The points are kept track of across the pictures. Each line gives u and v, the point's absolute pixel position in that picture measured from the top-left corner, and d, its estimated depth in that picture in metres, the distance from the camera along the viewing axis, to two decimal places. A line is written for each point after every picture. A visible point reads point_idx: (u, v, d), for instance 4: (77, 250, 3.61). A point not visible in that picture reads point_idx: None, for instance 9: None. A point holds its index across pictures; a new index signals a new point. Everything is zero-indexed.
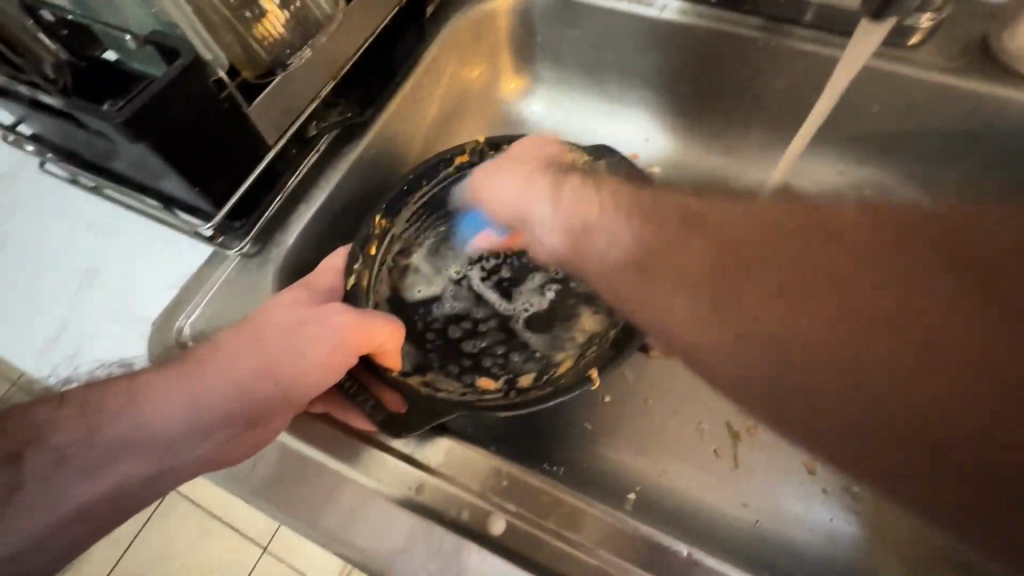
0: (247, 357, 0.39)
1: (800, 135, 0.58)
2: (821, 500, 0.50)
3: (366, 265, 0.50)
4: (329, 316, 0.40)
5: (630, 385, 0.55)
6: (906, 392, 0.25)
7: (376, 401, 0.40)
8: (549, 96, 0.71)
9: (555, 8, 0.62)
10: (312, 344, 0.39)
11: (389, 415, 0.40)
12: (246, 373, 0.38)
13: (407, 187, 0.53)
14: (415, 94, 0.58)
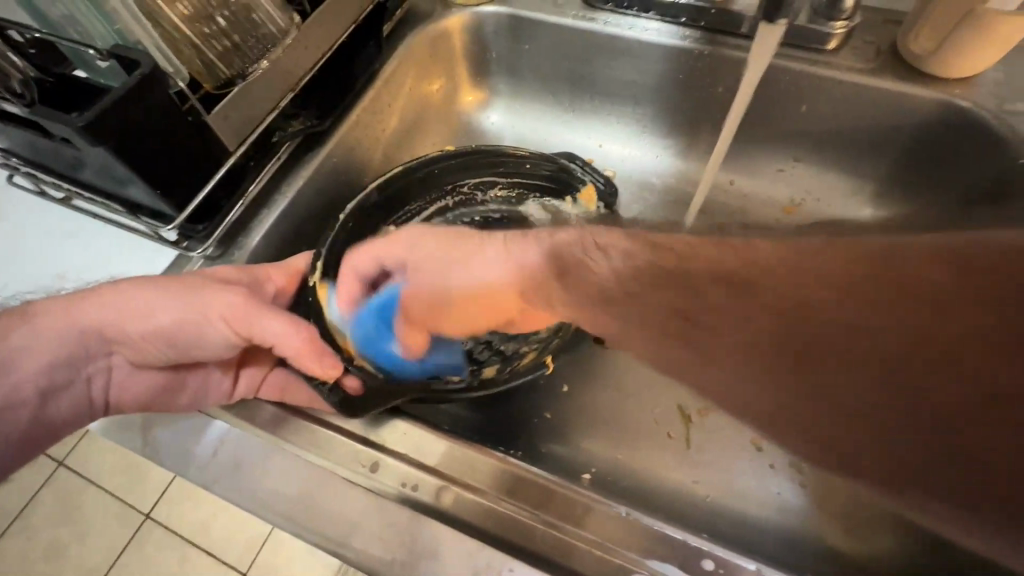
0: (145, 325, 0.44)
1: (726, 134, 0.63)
2: (770, 474, 0.52)
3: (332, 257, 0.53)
4: (213, 297, 0.43)
5: (586, 376, 0.58)
6: (899, 400, 0.29)
7: (328, 386, 0.43)
8: (506, 108, 0.74)
9: (507, 25, 0.67)
10: (205, 319, 0.44)
11: (343, 399, 0.43)
12: (152, 335, 0.44)
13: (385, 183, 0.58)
14: (375, 106, 0.62)
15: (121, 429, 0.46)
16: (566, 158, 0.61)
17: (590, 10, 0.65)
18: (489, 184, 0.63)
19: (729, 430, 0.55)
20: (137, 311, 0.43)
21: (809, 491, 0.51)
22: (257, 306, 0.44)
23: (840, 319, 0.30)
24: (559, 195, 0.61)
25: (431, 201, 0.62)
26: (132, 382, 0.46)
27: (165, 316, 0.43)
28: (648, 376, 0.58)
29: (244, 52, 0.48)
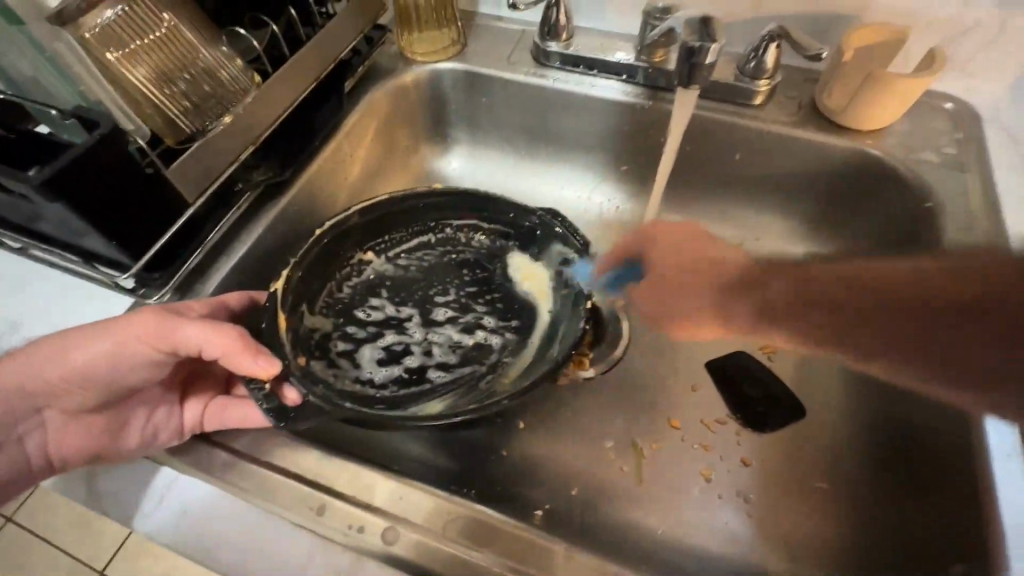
0: (65, 364, 0.44)
1: (661, 183, 0.68)
2: (718, 505, 0.54)
3: (304, 272, 0.58)
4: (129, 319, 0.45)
5: (541, 413, 0.60)
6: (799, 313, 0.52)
7: (267, 392, 0.44)
8: (465, 155, 0.78)
9: (463, 80, 0.72)
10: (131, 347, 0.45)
11: (280, 408, 0.44)
12: (75, 376, 0.45)
13: (369, 212, 0.62)
14: (337, 156, 0.65)
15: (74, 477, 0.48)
16: (546, 214, 0.62)
17: (541, 68, 0.70)
18: (471, 227, 0.66)
19: (680, 462, 0.57)
20: (81, 358, 0.45)
21: (754, 521, 0.53)
22: (174, 320, 0.45)
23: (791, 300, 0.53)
24: (532, 246, 0.64)
25: (416, 232, 0.66)
26: (71, 432, 0.47)
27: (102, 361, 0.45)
28: (601, 410, 0.60)
29: (204, 110, 0.50)
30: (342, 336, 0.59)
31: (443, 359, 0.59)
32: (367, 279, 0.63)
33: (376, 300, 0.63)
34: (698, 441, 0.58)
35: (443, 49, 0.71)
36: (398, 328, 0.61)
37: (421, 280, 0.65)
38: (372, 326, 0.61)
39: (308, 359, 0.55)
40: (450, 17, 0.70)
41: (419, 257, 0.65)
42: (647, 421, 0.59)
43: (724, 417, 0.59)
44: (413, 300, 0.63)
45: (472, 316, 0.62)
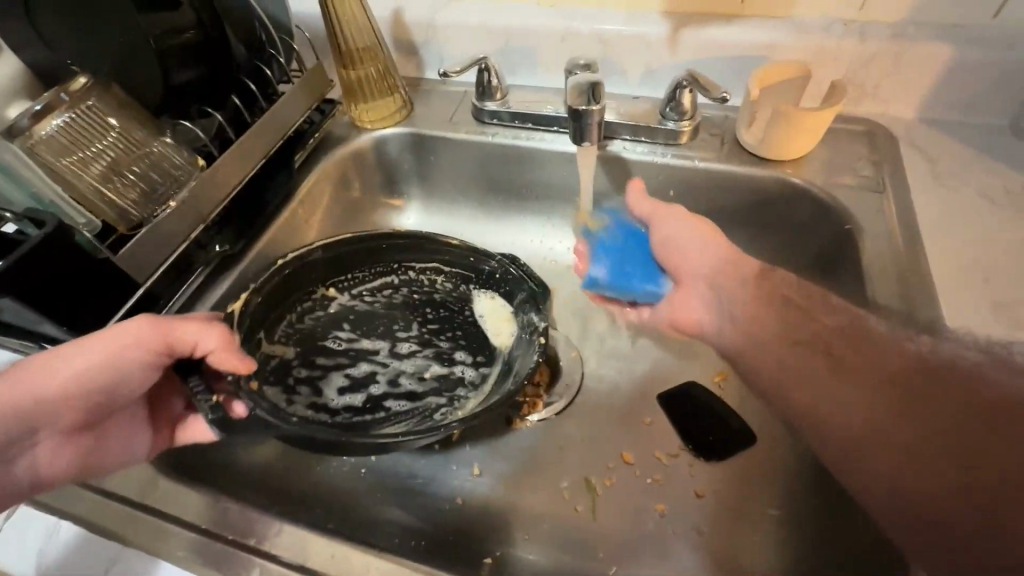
0: (58, 372, 0.46)
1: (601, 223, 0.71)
2: (672, 541, 0.54)
3: (261, 302, 0.60)
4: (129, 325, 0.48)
5: (495, 458, 0.61)
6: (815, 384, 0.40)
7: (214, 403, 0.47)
8: (419, 209, 0.82)
9: (411, 141, 0.77)
10: (120, 356, 0.47)
11: (224, 417, 0.46)
12: (64, 386, 0.46)
13: (328, 249, 0.63)
14: (291, 224, 0.69)
15: (39, 522, 0.50)
16: (505, 259, 0.64)
17: (481, 126, 0.75)
18: (433, 270, 0.68)
19: (634, 499, 0.57)
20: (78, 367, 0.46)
21: (708, 556, 0.53)
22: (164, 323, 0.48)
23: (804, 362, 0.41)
24: (495, 283, 0.65)
25: (378, 273, 0.68)
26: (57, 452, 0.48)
27: (98, 373, 0.47)
28: (555, 451, 0.61)
29: (153, 198, 0.55)
30: (303, 365, 0.61)
31: (405, 389, 0.61)
32: (332, 313, 0.65)
33: (340, 333, 0.65)
34: (649, 475, 0.58)
35: (391, 115, 0.76)
36: (361, 361, 0.63)
37: (383, 316, 0.66)
38: (334, 358, 0.63)
39: (264, 383, 0.57)
40: (394, 86, 0.75)
41: (386, 295, 0.68)
42: (600, 458, 0.60)
43: (674, 448, 0.60)
44: (377, 335, 0.65)
45: (433, 350, 0.64)
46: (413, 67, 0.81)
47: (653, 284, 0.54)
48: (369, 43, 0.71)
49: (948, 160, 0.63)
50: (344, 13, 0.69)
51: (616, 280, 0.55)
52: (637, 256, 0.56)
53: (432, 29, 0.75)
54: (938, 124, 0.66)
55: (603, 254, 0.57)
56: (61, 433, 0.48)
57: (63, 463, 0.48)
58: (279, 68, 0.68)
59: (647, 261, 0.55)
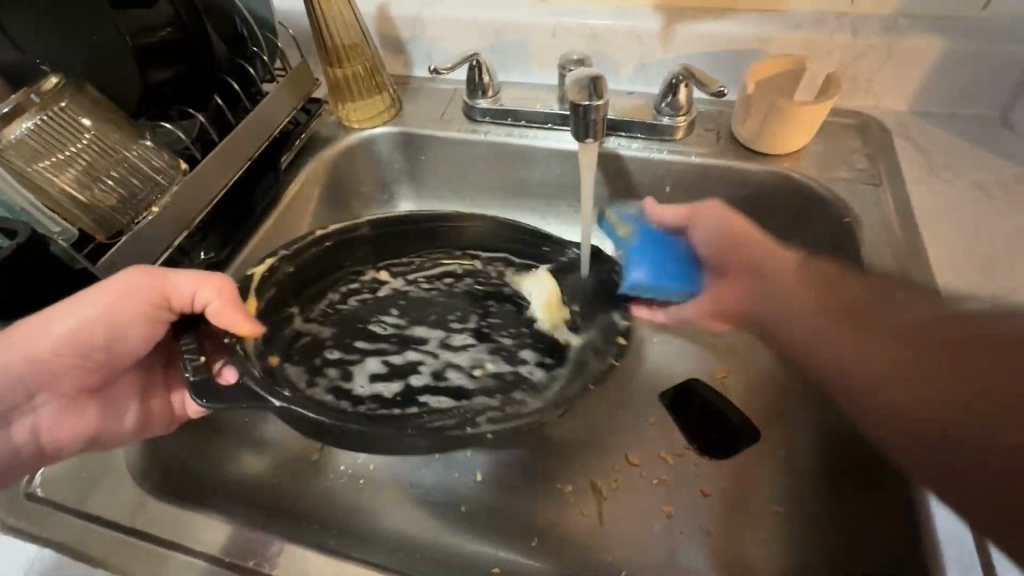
0: (61, 325, 0.47)
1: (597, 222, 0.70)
2: (682, 542, 0.53)
3: (293, 278, 0.60)
4: (125, 275, 0.48)
5: (499, 464, 0.59)
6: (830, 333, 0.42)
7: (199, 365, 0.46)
8: (410, 211, 0.81)
9: (401, 140, 0.75)
10: (120, 309, 0.48)
11: (208, 379, 0.45)
12: (65, 341, 0.48)
13: (374, 229, 0.63)
14: (279, 228, 0.67)
15: (18, 550, 0.47)
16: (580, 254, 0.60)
17: (473, 124, 0.73)
18: (502, 262, 0.66)
19: (641, 501, 0.56)
20: (80, 323, 0.48)
21: (719, 556, 0.52)
22: (161, 273, 0.49)
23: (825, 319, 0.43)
24: (569, 273, 0.63)
25: (443, 261, 0.66)
26: (61, 418, 0.51)
27: (98, 329, 0.49)
28: (559, 454, 0.60)
29: (132, 204, 0.52)
30: (337, 346, 0.60)
31: (450, 384, 0.58)
32: (383, 296, 0.64)
33: (389, 317, 0.63)
34: (656, 475, 0.57)
35: (380, 114, 0.74)
36: (409, 349, 0.61)
37: (439, 303, 0.64)
38: (376, 345, 0.61)
39: (283, 361, 0.56)
40: (382, 84, 0.73)
41: (442, 283, 0.65)
42: (605, 460, 0.59)
43: (680, 447, 0.59)
44: (428, 323, 0.63)
45: (494, 342, 0.62)
46: (400, 65, 0.79)
47: (685, 283, 0.58)
48: (356, 40, 0.69)
49: (941, 152, 0.63)
50: (330, 9, 0.66)
51: (656, 284, 0.58)
52: (669, 258, 0.59)
53: (420, 26, 0.73)
54: (931, 117, 0.66)
55: (638, 259, 0.59)
56: (62, 396, 0.51)
57: (66, 429, 0.51)
58: (262, 66, 0.65)
59: (678, 264, 0.58)
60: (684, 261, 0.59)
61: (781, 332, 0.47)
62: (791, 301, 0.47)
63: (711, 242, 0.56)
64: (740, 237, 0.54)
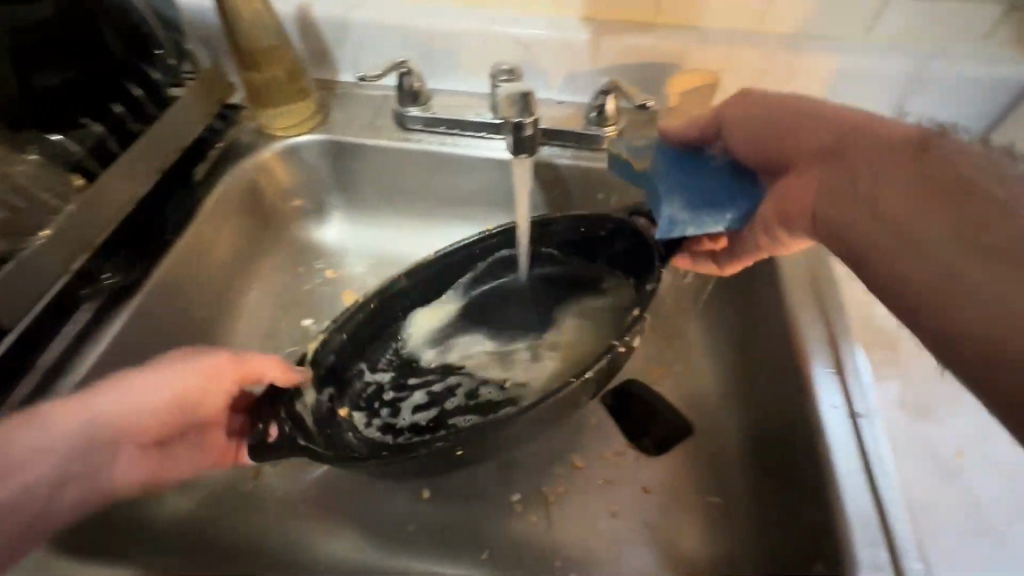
0: (135, 395, 0.48)
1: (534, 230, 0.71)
2: (626, 539, 0.55)
3: (350, 327, 0.56)
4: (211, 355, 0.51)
5: (445, 478, 0.59)
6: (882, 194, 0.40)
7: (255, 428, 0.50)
8: (341, 222, 0.78)
9: (329, 149, 0.72)
10: (208, 381, 0.51)
11: (258, 441, 0.48)
12: (142, 406, 0.49)
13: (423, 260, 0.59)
14: (195, 245, 0.63)
15: None
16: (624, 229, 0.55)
17: (405, 132, 0.72)
18: (558, 262, 0.62)
19: (587, 503, 0.58)
20: (154, 393, 0.49)
21: (660, 549, 0.55)
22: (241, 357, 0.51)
23: (890, 177, 0.40)
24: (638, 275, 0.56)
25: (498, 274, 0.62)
26: (113, 472, 0.50)
27: (174, 401, 0.50)
28: (507, 463, 0.60)
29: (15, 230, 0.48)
30: (393, 386, 0.58)
31: (490, 401, 0.57)
32: (453, 318, 0.61)
33: (461, 339, 0.61)
34: (600, 477, 0.59)
35: (304, 121, 0.71)
36: (456, 375, 0.59)
37: (494, 321, 0.61)
38: (424, 378, 0.59)
39: (350, 411, 0.55)
40: (305, 90, 0.69)
41: (506, 299, 0.62)
42: (551, 466, 0.60)
43: (622, 447, 0.61)
44: (475, 343, 0.60)
45: (537, 338, 0.60)
46: (326, 69, 0.75)
47: (743, 199, 0.50)
48: (274, 42, 0.64)
49: None
50: (242, 9, 0.62)
51: (701, 209, 0.50)
52: (707, 182, 0.51)
53: (345, 29, 0.70)
54: None
55: (675, 188, 0.51)
56: (126, 443, 0.50)
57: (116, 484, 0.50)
58: (166, 69, 0.60)
59: (719, 185, 0.51)
60: (723, 177, 0.52)
61: (795, 195, 0.46)
62: (855, 156, 0.43)
63: (747, 149, 0.49)
64: (783, 128, 0.47)
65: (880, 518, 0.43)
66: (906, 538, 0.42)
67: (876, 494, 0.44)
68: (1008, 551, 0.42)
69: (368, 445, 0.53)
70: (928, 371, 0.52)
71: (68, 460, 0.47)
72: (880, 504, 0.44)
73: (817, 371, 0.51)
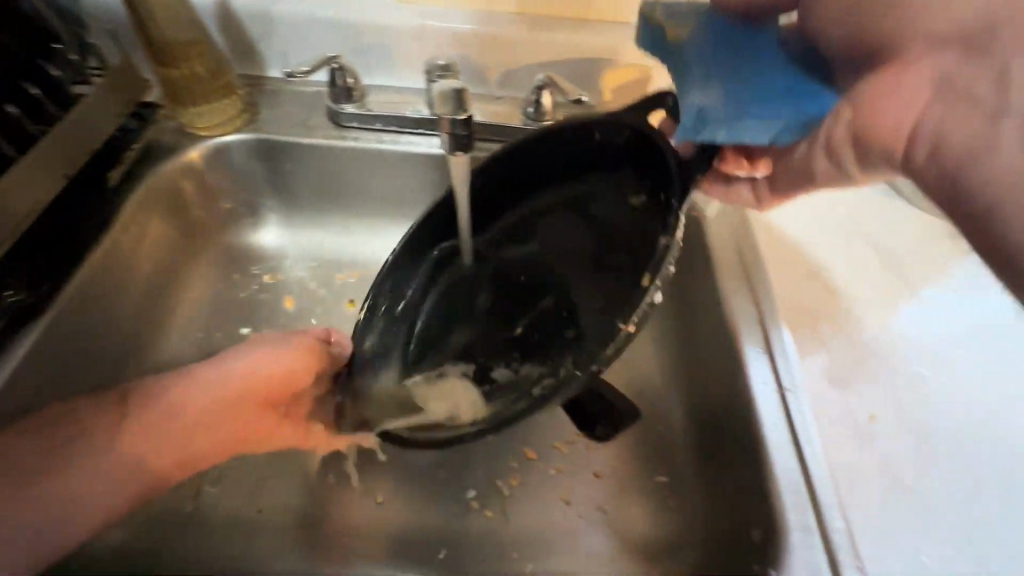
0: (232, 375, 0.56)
1: None
2: (580, 524, 0.57)
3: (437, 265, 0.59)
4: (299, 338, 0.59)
5: (398, 482, 0.59)
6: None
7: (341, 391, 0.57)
8: (278, 225, 0.75)
9: (259, 149, 0.69)
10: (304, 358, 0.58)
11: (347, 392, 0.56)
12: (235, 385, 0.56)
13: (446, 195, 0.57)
14: (111, 257, 0.58)
15: None
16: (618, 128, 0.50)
17: (340, 130, 0.69)
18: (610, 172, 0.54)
19: (540, 494, 0.59)
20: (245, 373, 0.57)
21: (611, 530, 0.57)
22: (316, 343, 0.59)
23: None
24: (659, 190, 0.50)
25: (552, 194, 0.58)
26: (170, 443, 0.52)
27: (264, 377, 0.57)
28: (460, 461, 0.60)
29: None
30: (462, 326, 0.58)
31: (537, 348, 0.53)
32: (520, 249, 0.58)
33: (528, 266, 0.57)
34: (552, 466, 0.60)
35: (229, 120, 0.67)
36: (529, 309, 0.56)
37: (562, 246, 0.56)
38: (506, 311, 0.57)
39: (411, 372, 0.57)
40: (230, 86, 0.65)
41: (568, 219, 0.57)
42: (505, 460, 0.61)
43: (572, 436, 0.62)
44: (541, 272, 0.57)
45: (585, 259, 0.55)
46: (251, 65, 0.72)
47: (793, 113, 0.39)
48: (190, 36, 0.61)
49: None
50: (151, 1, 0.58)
51: (743, 105, 0.39)
52: (764, 73, 0.40)
53: (270, 24, 0.67)
54: None
55: (718, 72, 0.41)
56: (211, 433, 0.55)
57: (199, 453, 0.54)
58: (67, 64, 0.55)
59: (776, 87, 0.40)
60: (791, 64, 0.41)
61: None
62: None
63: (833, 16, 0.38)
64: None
65: (806, 484, 0.46)
66: (829, 501, 0.45)
67: (802, 462, 0.47)
68: (913, 501, 0.47)
69: (438, 396, 0.54)
70: (849, 346, 0.56)
71: (165, 438, 0.52)
72: (806, 471, 0.47)
73: (748, 351, 0.54)
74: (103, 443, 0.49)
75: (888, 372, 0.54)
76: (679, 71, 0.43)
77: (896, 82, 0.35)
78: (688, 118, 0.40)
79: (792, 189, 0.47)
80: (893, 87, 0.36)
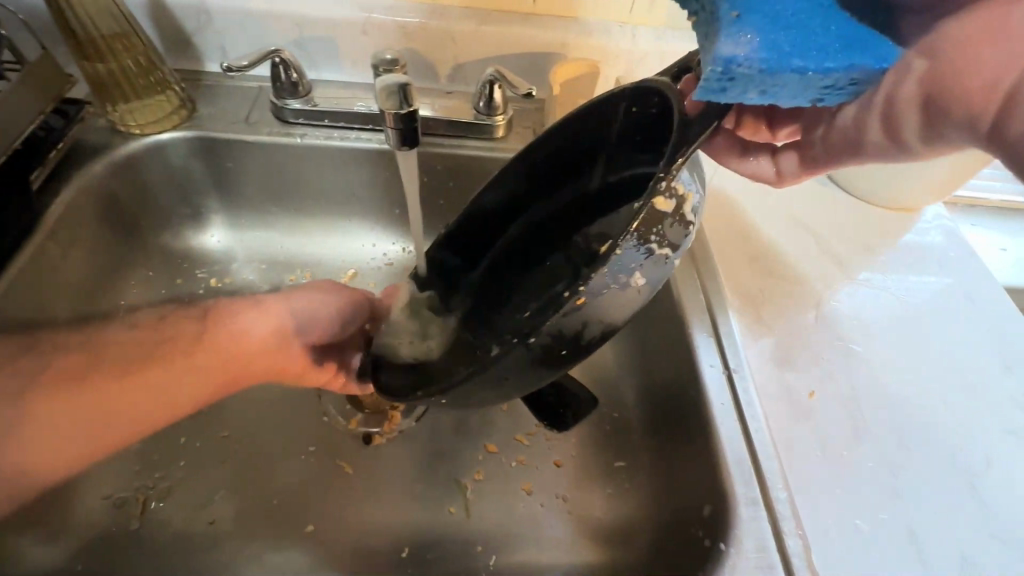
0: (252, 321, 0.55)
1: None
2: (542, 513, 0.58)
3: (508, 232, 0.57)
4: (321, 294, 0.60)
5: (357, 483, 0.58)
6: None
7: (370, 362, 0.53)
8: (224, 226, 0.72)
9: (199, 148, 0.66)
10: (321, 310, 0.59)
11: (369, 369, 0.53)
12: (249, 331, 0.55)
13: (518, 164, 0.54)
14: (39, 264, 0.55)
15: None
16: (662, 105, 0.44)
17: (285, 126, 0.67)
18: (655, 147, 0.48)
19: (502, 487, 0.59)
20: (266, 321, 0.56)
21: (571, 517, 0.58)
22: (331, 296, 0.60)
23: None
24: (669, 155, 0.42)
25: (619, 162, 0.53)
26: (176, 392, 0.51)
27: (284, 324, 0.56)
28: (421, 458, 0.60)
29: None
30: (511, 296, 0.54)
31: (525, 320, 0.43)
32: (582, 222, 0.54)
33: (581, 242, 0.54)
34: (514, 458, 0.61)
35: (165, 117, 0.63)
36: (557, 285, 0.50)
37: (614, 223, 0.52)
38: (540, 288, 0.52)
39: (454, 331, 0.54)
40: (164, 81, 0.62)
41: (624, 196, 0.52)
42: (466, 455, 0.61)
43: (533, 427, 0.63)
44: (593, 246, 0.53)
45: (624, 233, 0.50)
46: (188, 59, 0.69)
47: (837, 63, 0.35)
48: (115, 28, 0.57)
49: None
50: None
51: (782, 54, 0.33)
52: (798, 21, 0.35)
53: (205, 17, 0.65)
54: None
55: (750, 17, 0.34)
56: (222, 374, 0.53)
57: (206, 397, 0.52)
58: None
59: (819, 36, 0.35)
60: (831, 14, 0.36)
61: None
62: None
63: None
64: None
65: (751, 458, 0.49)
66: (773, 475, 0.48)
67: (748, 440, 0.50)
68: (845, 465, 0.50)
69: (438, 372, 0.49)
70: (788, 327, 0.59)
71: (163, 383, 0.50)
72: (752, 448, 0.49)
73: (697, 338, 0.56)
74: (144, 355, 0.50)
75: (826, 349, 0.57)
76: (707, 14, 0.36)
77: (998, 28, 0.34)
78: (711, 74, 0.33)
79: (825, 158, 0.46)
80: (996, 36, 0.34)
